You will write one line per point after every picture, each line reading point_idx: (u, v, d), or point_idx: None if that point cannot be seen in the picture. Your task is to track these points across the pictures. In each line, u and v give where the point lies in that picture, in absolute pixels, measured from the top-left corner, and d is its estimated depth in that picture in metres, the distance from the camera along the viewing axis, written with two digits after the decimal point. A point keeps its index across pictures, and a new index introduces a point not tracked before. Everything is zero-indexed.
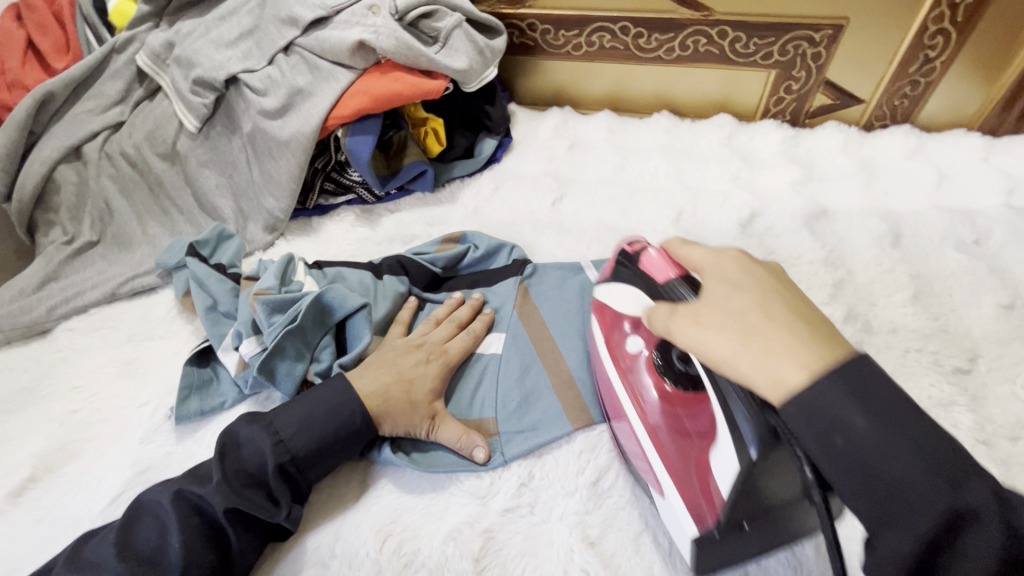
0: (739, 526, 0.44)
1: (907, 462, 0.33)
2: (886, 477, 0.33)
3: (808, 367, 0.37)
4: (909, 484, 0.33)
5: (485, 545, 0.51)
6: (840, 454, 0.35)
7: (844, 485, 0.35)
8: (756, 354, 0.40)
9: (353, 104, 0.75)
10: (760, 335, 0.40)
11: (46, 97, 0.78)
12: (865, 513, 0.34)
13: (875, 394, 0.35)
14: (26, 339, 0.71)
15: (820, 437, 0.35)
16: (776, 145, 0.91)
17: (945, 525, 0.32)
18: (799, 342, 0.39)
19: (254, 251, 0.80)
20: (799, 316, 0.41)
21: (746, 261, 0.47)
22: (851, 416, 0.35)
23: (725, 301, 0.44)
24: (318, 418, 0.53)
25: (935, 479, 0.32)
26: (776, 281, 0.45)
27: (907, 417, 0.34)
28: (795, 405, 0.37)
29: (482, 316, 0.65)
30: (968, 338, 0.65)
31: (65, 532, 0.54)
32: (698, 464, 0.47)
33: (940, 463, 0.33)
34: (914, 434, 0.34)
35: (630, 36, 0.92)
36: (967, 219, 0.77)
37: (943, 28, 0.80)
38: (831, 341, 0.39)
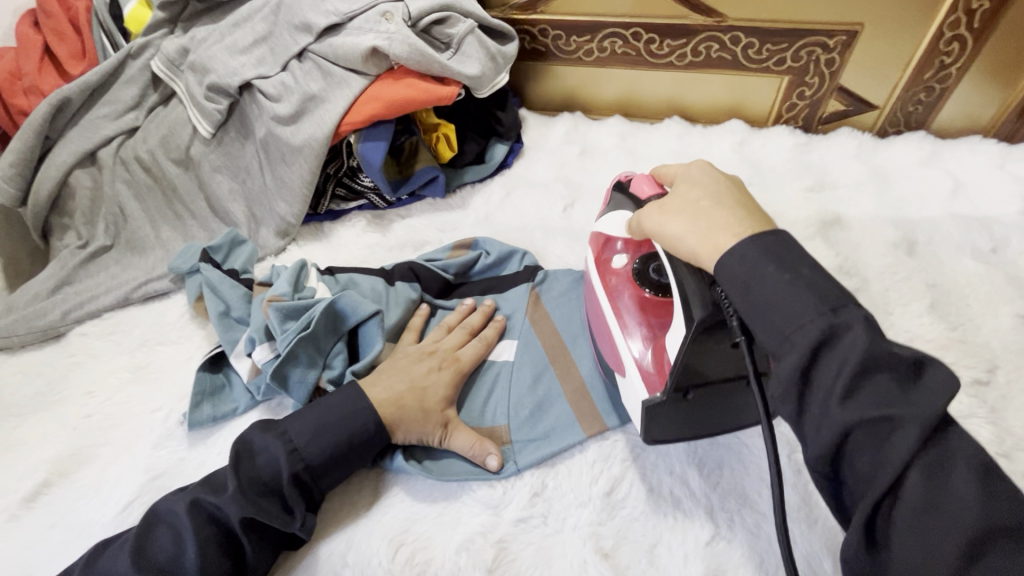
0: (685, 395, 0.48)
1: (802, 296, 0.37)
2: (784, 308, 0.37)
3: (740, 236, 0.41)
4: (799, 310, 0.36)
5: (498, 556, 0.51)
6: (751, 300, 0.39)
7: (754, 326, 0.39)
8: (699, 230, 0.43)
9: (366, 110, 0.75)
10: (707, 216, 0.44)
11: (62, 102, 0.78)
12: (769, 344, 0.38)
13: (784, 251, 0.39)
14: (40, 343, 0.72)
15: (737, 285, 0.39)
16: (788, 152, 0.90)
17: (822, 348, 0.35)
18: (737, 220, 0.42)
19: (266, 256, 0.80)
20: (745, 205, 0.44)
21: (711, 168, 0.49)
22: (764, 268, 0.38)
23: (685, 195, 0.46)
24: (331, 426, 0.53)
25: (817, 304, 0.36)
26: (732, 183, 0.47)
27: (812, 270, 0.38)
28: (725, 262, 0.40)
29: (494, 323, 0.65)
30: (986, 348, 0.64)
31: (78, 538, 0.54)
32: (660, 348, 0.51)
33: (828, 298, 0.36)
34: (816, 283, 0.37)
35: (642, 42, 0.92)
36: (984, 227, 0.76)
37: (959, 34, 0.80)
38: (764, 224, 0.42)
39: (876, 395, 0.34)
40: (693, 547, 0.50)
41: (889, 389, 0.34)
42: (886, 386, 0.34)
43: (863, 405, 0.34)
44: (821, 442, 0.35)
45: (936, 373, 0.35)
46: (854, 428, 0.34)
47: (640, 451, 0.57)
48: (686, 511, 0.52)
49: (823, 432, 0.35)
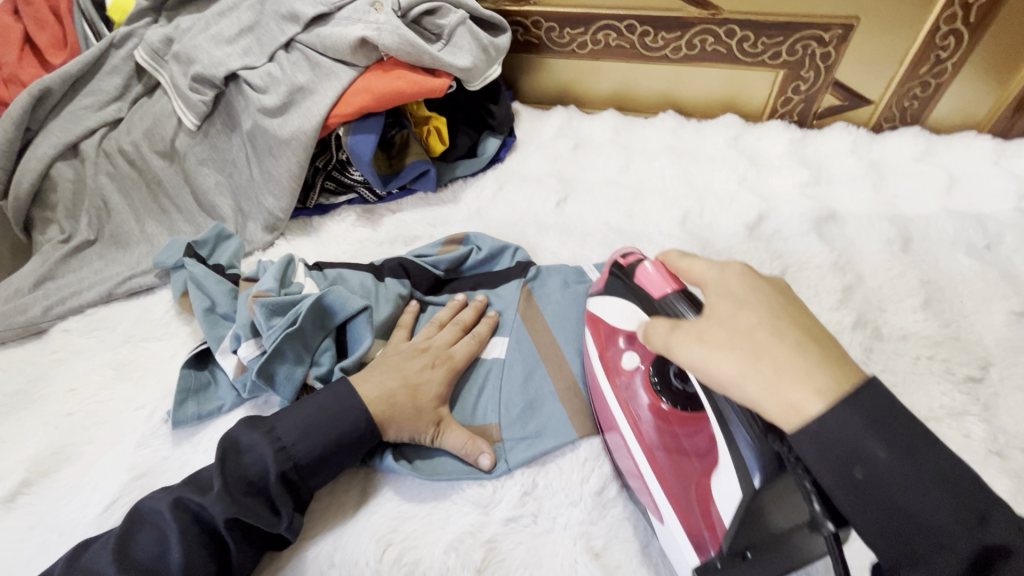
0: (743, 556, 0.42)
1: (931, 498, 0.31)
2: (913, 511, 0.32)
3: (823, 395, 0.35)
4: (931, 515, 0.31)
5: (488, 556, 0.50)
6: (860, 491, 0.33)
7: (866, 522, 0.33)
8: (767, 381, 0.37)
9: (355, 102, 0.74)
10: (770, 358, 0.38)
11: (42, 93, 0.76)
12: (888, 551, 0.33)
13: (891, 425, 0.33)
14: (21, 339, 0.70)
15: (841, 475, 0.34)
16: (784, 147, 0.89)
17: (973, 573, 0.30)
18: (813, 369, 0.36)
19: (253, 251, 0.79)
20: (811, 336, 0.39)
21: (746, 274, 0.44)
22: (868, 445, 0.33)
23: (731, 320, 0.41)
24: (320, 424, 0.52)
25: (960, 512, 0.31)
26: (782, 297, 0.42)
27: (928, 444, 0.33)
28: (806, 432, 0.35)
29: (486, 320, 0.64)
30: (979, 345, 0.64)
31: (59, 538, 0.53)
32: (699, 491, 0.46)
33: (972, 493, 0.31)
34: (935, 465, 0.32)
35: (636, 34, 0.91)
36: (978, 223, 0.76)
37: (955, 28, 0.79)
38: (845, 369, 0.37)
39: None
40: None
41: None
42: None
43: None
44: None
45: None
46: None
47: None
48: None
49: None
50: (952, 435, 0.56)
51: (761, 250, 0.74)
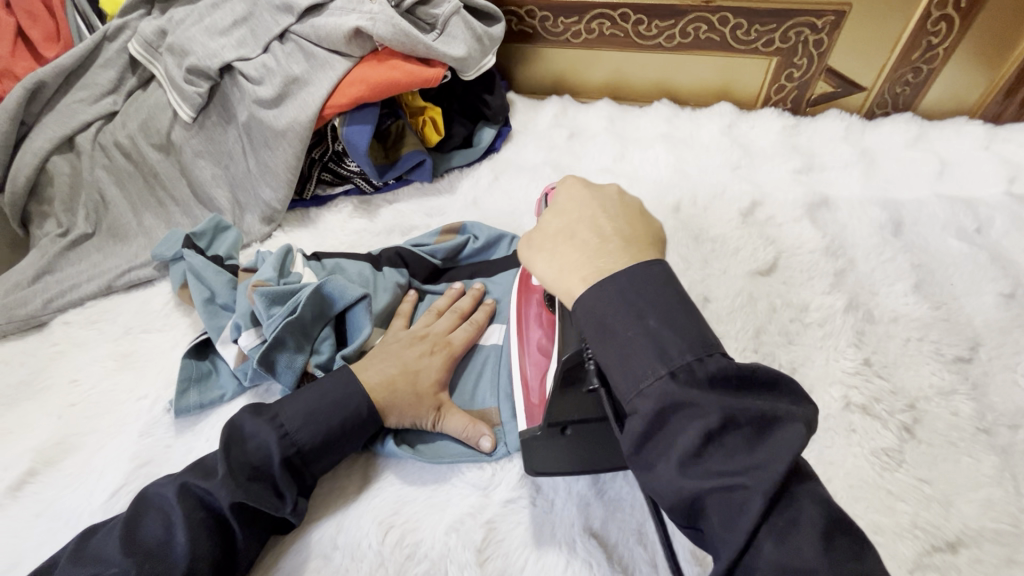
0: (561, 430, 0.50)
1: (647, 355, 0.36)
2: (632, 361, 0.37)
3: (590, 280, 0.41)
4: (648, 365, 0.36)
5: (487, 536, 0.51)
6: (609, 344, 0.38)
7: (614, 372, 0.38)
8: (554, 270, 0.44)
9: (351, 93, 0.74)
10: (563, 253, 0.45)
11: (37, 86, 0.76)
12: (621, 388, 0.38)
13: (648, 294, 0.39)
14: (22, 332, 0.71)
15: (597, 331, 0.39)
16: (777, 134, 0.90)
17: (671, 411, 0.35)
18: (587, 256, 0.43)
19: (251, 242, 0.79)
20: (605, 232, 0.45)
21: (578, 186, 0.50)
22: (614, 309, 0.39)
23: (547, 224, 0.48)
24: (323, 411, 0.52)
25: (661, 363, 0.36)
26: (602, 207, 0.47)
27: (680, 310, 0.38)
28: (581, 303, 0.41)
29: (484, 307, 0.65)
30: (969, 327, 0.65)
31: (66, 526, 0.54)
32: (540, 378, 0.53)
33: (692, 346, 0.36)
34: (676, 329, 0.37)
35: (630, 23, 0.91)
36: (969, 207, 0.76)
37: (947, 14, 0.80)
38: (620, 255, 0.42)
39: (719, 453, 0.34)
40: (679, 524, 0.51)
41: (737, 444, 0.34)
42: (735, 445, 0.34)
43: (706, 468, 0.34)
44: (669, 497, 0.35)
45: (789, 431, 0.34)
46: (700, 492, 0.33)
47: None
48: None
49: (670, 490, 0.35)
50: (942, 414, 0.57)
51: (755, 235, 0.74)
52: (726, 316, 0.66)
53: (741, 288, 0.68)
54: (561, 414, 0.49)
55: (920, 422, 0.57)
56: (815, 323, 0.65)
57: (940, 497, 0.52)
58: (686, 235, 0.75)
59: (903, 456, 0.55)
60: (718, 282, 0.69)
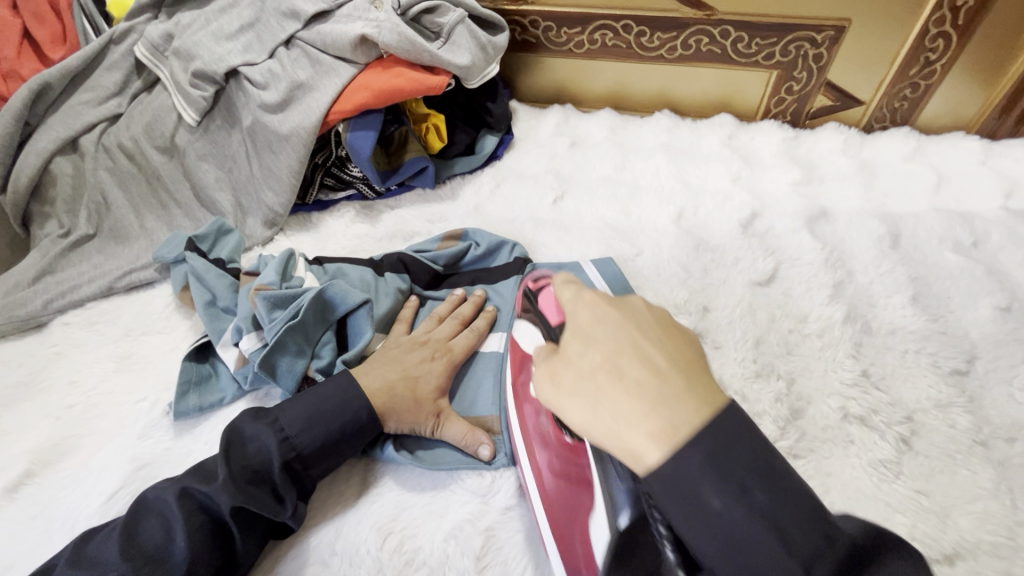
0: None
1: (765, 540, 0.31)
2: (750, 553, 0.32)
3: (665, 446, 0.34)
4: (762, 557, 0.31)
5: (486, 543, 0.51)
6: (710, 533, 0.33)
7: (722, 561, 0.33)
8: (607, 421, 0.37)
9: (355, 99, 0.75)
10: (611, 401, 0.37)
11: (42, 87, 0.76)
12: (727, 574, 0.33)
13: (737, 456, 0.33)
14: (21, 332, 0.71)
15: (686, 512, 0.33)
16: (777, 146, 0.91)
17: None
18: (647, 408, 0.36)
19: (253, 246, 0.79)
20: (656, 366, 0.38)
21: (606, 303, 0.43)
22: (704, 484, 0.32)
23: (581, 360, 0.41)
24: (323, 415, 0.52)
25: (785, 556, 0.31)
26: (634, 329, 0.41)
27: (780, 474, 0.33)
28: (657, 479, 0.34)
29: (485, 313, 0.65)
30: (966, 339, 0.65)
31: (62, 528, 0.53)
32: (580, 521, 0.48)
33: (809, 521, 0.32)
34: (782, 503, 0.32)
35: (633, 34, 0.92)
36: (965, 221, 0.77)
37: (944, 31, 0.81)
38: (691, 397, 0.36)
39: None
40: None
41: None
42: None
43: None
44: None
45: None
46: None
47: None
48: None
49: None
50: (939, 426, 0.58)
51: (755, 246, 0.75)
52: (726, 326, 0.66)
53: (740, 299, 0.69)
54: (616, 569, 0.44)
55: (917, 434, 0.57)
56: (814, 334, 0.66)
57: (937, 509, 0.52)
58: (687, 245, 0.75)
59: (900, 468, 0.55)
60: (718, 292, 0.70)
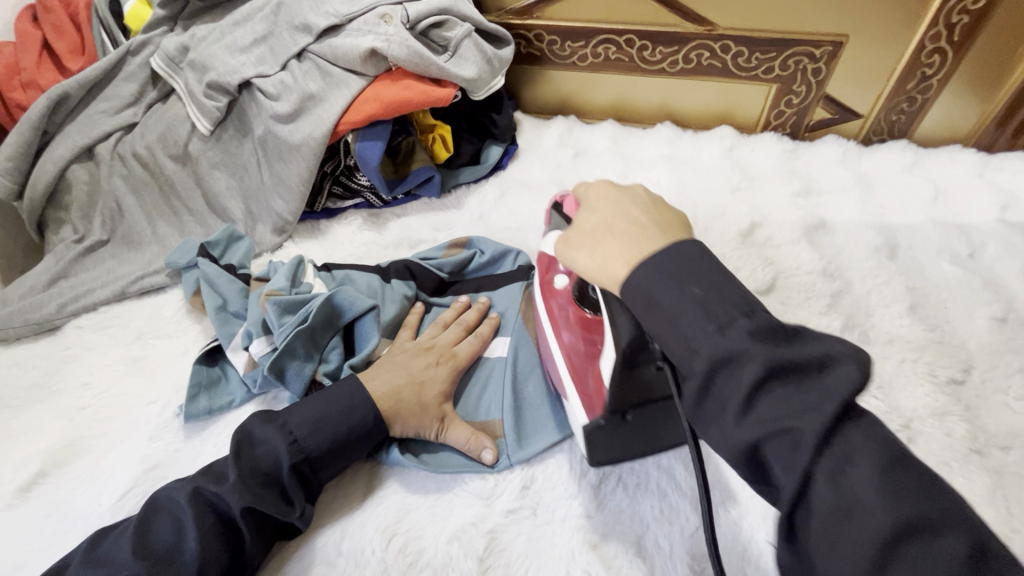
0: (623, 415, 0.50)
1: (693, 318, 0.37)
2: (687, 330, 0.38)
3: (632, 264, 0.42)
4: (694, 332, 0.37)
5: (489, 545, 0.52)
6: (657, 315, 0.39)
7: (665, 340, 0.40)
8: (597, 261, 0.45)
9: (365, 110, 0.77)
10: (603, 243, 0.45)
11: (60, 97, 0.79)
12: (673, 352, 0.39)
13: (692, 268, 0.39)
14: (35, 336, 0.72)
15: (643, 306, 0.40)
16: (776, 158, 0.93)
17: (726, 365, 0.36)
18: (631, 247, 0.43)
19: (262, 252, 0.81)
20: (641, 223, 0.45)
21: (612, 186, 0.50)
22: (661, 286, 0.39)
23: (585, 223, 0.48)
24: (330, 418, 0.54)
25: (706, 324, 0.37)
26: (633, 202, 0.48)
27: (720, 279, 0.39)
28: (625, 288, 0.42)
29: (489, 320, 0.67)
30: (963, 349, 0.66)
31: (73, 527, 0.55)
32: (594, 369, 0.53)
33: (737, 304, 0.38)
34: (717, 292, 0.38)
35: (636, 48, 0.94)
36: (962, 233, 0.78)
37: (940, 46, 0.83)
38: (661, 241, 0.43)
39: (768, 403, 0.35)
40: (678, 537, 0.52)
41: (788, 391, 0.35)
42: (790, 397, 0.35)
43: (761, 416, 0.35)
44: (732, 454, 0.36)
45: (838, 372, 0.34)
46: (759, 441, 0.35)
47: None
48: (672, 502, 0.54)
49: (730, 446, 0.36)
50: (936, 434, 0.59)
51: (754, 256, 0.76)
52: None
53: None
54: (624, 398, 0.49)
55: (915, 442, 0.58)
56: None
57: None
58: None
59: None
60: None
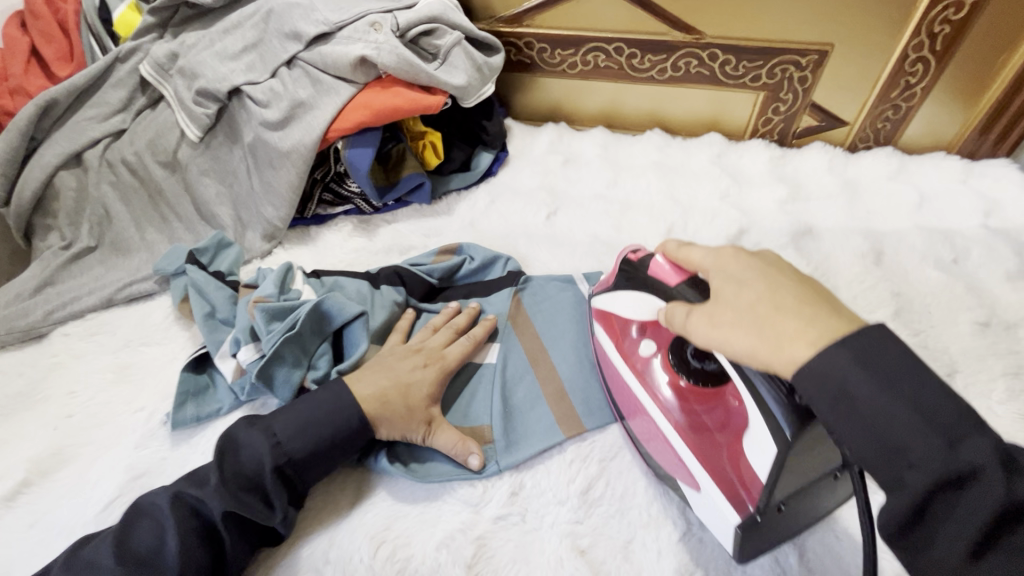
0: (778, 509, 0.46)
1: (909, 426, 0.34)
2: (880, 420, 0.35)
3: (820, 347, 0.37)
4: (905, 439, 0.34)
5: (478, 552, 0.52)
6: (858, 419, 0.36)
7: (842, 424, 0.36)
8: (767, 341, 0.40)
9: (355, 118, 0.77)
10: (774, 327, 0.40)
11: (48, 104, 0.78)
12: (863, 458, 0.36)
13: (882, 359, 0.36)
14: (19, 344, 0.71)
15: (833, 407, 0.36)
16: (764, 164, 0.94)
17: (952, 490, 0.33)
18: (810, 327, 0.39)
19: (252, 259, 0.81)
20: (800, 296, 0.41)
21: (742, 254, 0.46)
22: (851, 373, 0.36)
23: (735, 299, 0.43)
24: (314, 421, 0.53)
25: (932, 439, 0.33)
26: (779, 271, 0.44)
27: (923, 380, 0.35)
28: (808, 376, 0.37)
29: (483, 323, 0.66)
30: (946, 354, 0.67)
31: (57, 537, 0.54)
32: (730, 453, 0.49)
33: (962, 419, 0.34)
34: (932, 398, 0.34)
35: (624, 56, 0.95)
36: (946, 239, 0.80)
37: (923, 56, 0.84)
38: (843, 324, 0.38)
39: (964, 466, 0.33)
40: (666, 543, 0.52)
41: (987, 457, 0.32)
42: None
43: (1000, 561, 0.32)
44: None
45: None
46: None
47: (617, 452, 0.59)
48: (660, 508, 0.54)
49: (903, 496, 0.34)
50: None
51: None
52: None
53: None
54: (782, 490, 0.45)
55: None
56: None
57: None
58: None
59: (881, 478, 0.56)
60: None
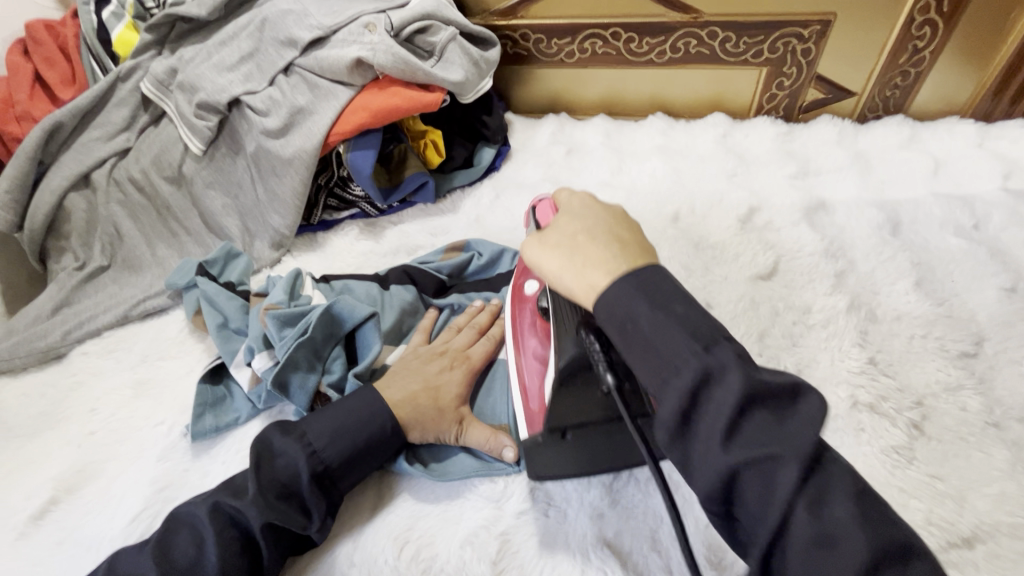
0: (562, 434, 0.54)
1: (673, 338, 0.36)
2: (660, 347, 0.37)
3: (612, 274, 0.41)
4: (671, 349, 0.36)
5: (502, 548, 0.51)
6: (631, 338, 0.38)
7: (636, 365, 0.38)
8: (575, 266, 0.43)
9: (354, 120, 0.77)
10: (582, 250, 0.44)
11: (54, 127, 0.79)
12: (650, 384, 0.38)
13: (660, 288, 0.39)
14: (41, 365, 0.72)
15: (617, 325, 0.39)
16: (770, 142, 0.92)
17: (704, 383, 0.35)
18: (610, 256, 0.42)
19: (261, 268, 0.81)
20: (621, 237, 0.44)
21: (590, 203, 0.49)
22: (638, 308, 0.38)
23: (565, 226, 0.46)
24: (349, 429, 0.53)
25: (691, 343, 0.36)
26: (615, 215, 0.47)
27: (673, 295, 0.38)
28: (603, 301, 0.40)
29: (502, 322, 0.66)
30: (973, 322, 0.65)
31: (88, 551, 0.55)
32: (540, 388, 0.55)
33: (707, 335, 0.37)
34: (687, 314, 0.38)
35: (622, 41, 0.94)
36: (965, 204, 0.77)
37: (930, 18, 0.81)
38: (641, 259, 0.42)
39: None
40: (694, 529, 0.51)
41: (767, 422, 0.34)
42: (761, 414, 0.34)
43: (741, 444, 0.34)
44: (707, 481, 0.34)
45: (808, 401, 0.35)
46: (737, 468, 0.33)
47: None
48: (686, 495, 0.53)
49: (706, 472, 0.34)
50: (950, 410, 0.58)
51: (754, 241, 0.75)
52: (730, 321, 0.67)
53: (742, 294, 0.69)
54: (562, 421, 0.52)
55: (929, 418, 0.58)
56: (818, 324, 0.66)
57: (953, 493, 0.52)
58: (688, 242, 0.76)
59: (913, 453, 0.55)
60: (720, 288, 0.70)
